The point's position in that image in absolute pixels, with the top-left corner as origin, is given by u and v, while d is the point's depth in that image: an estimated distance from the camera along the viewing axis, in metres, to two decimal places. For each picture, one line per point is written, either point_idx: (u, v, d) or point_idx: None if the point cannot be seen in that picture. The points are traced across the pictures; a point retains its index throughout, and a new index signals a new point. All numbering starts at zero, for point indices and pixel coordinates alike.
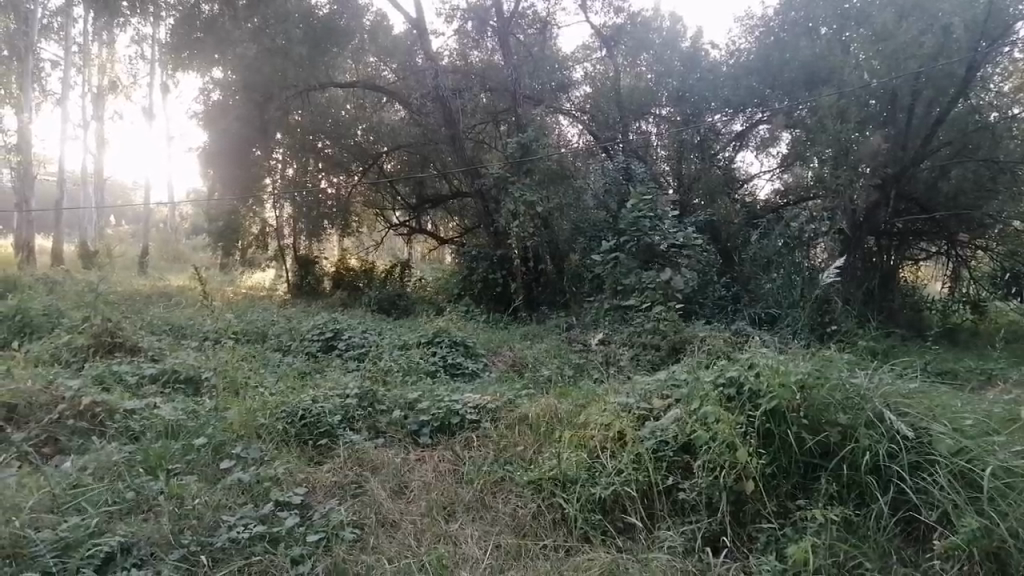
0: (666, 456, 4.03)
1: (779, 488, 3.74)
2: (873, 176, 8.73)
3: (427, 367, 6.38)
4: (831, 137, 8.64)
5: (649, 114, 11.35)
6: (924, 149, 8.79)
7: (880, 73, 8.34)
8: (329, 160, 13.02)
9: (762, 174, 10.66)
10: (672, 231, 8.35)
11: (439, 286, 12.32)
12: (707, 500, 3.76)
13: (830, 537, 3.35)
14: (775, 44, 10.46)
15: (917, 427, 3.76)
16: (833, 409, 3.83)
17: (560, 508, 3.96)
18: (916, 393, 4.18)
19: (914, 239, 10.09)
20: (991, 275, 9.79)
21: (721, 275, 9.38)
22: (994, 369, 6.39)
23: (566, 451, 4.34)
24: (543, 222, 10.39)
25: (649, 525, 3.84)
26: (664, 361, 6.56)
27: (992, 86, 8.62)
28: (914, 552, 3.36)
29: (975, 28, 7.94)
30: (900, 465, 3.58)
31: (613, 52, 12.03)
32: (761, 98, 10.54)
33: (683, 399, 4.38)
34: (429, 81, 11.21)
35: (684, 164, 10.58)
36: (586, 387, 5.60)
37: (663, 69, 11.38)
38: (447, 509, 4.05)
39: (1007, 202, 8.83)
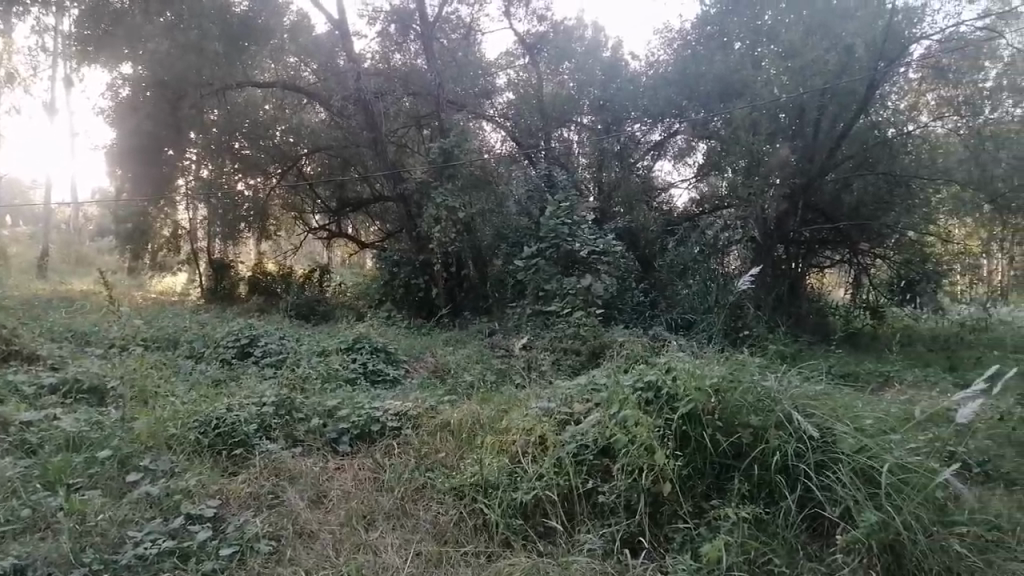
0: (586, 460, 4.09)
1: (695, 488, 3.87)
2: (783, 187, 9.07)
3: (347, 374, 6.27)
4: (744, 148, 8.94)
5: (572, 121, 11.54)
6: (829, 161, 9.08)
7: (788, 87, 8.74)
8: (245, 161, 12.57)
9: (679, 182, 10.88)
10: (592, 238, 8.49)
11: (359, 291, 12.16)
12: (626, 502, 3.84)
13: (742, 535, 3.49)
14: (691, 56, 10.36)
15: (822, 427, 3.95)
16: (745, 411, 4.00)
17: (482, 514, 3.97)
18: (822, 395, 4.40)
19: (819, 247, 10.52)
20: (889, 282, 10.33)
21: (640, 281, 9.55)
22: (891, 371, 6.77)
23: (488, 457, 4.34)
24: (466, 227, 10.40)
25: (569, 528, 3.89)
26: (584, 365, 6.68)
27: (890, 102, 9.10)
28: (818, 547, 3.54)
29: (875, 48, 8.32)
30: (807, 463, 3.74)
31: (537, 60, 12.22)
32: (678, 108, 10.56)
33: (603, 403, 4.47)
34: (351, 83, 11.11)
35: (603, 173, 10.72)
36: (508, 392, 5.66)
37: (585, 79, 11.42)
38: (366, 518, 4.00)
39: (903, 214, 9.46)
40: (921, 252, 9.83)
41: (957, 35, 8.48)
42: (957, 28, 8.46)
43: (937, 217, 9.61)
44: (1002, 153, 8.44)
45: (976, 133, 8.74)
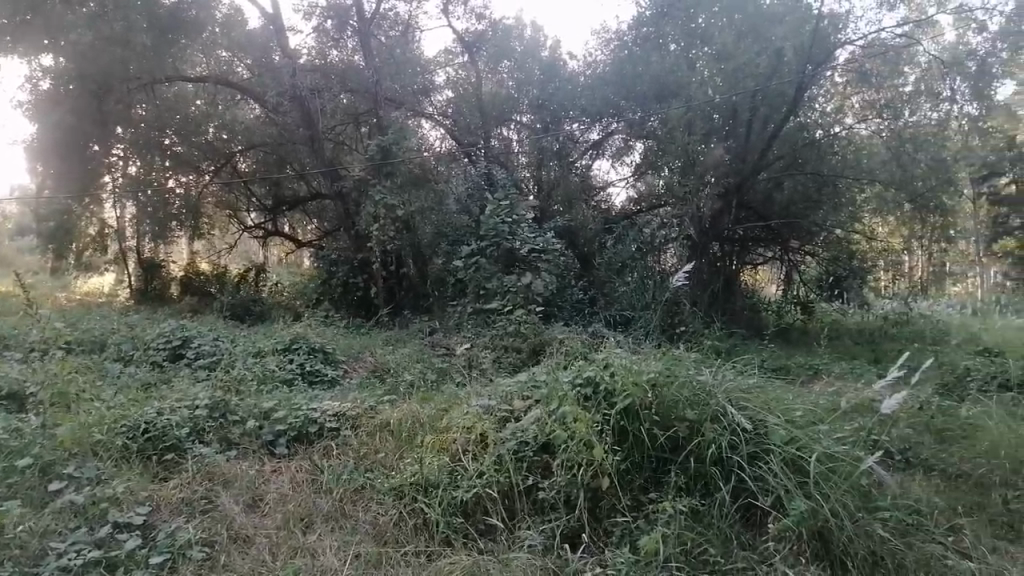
0: (526, 456, 4.11)
1: (633, 482, 3.95)
2: (717, 186, 9.25)
3: (283, 375, 6.15)
4: (679, 148, 9.09)
5: (512, 120, 11.67)
6: (760, 162, 9.31)
7: (722, 89, 8.92)
8: (177, 158, 12.11)
9: (617, 181, 10.98)
10: (532, 237, 8.54)
11: (296, 290, 11.93)
12: (566, 497, 3.88)
13: (679, 527, 3.57)
14: (627, 57, 10.32)
15: (755, 419, 4.08)
16: (681, 405, 4.09)
17: (422, 514, 3.95)
18: (754, 388, 4.55)
19: (752, 245, 10.74)
20: (817, 279, 10.71)
21: (579, 279, 9.62)
22: (820, 364, 7.01)
23: (428, 456, 4.32)
24: (405, 224, 10.26)
25: (510, 524, 3.90)
26: (524, 363, 6.71)
27: (817, 106, 9.40)
28: (752, 536, 3.66)
29: (803, 52, 8.59)
30: (740, 455, 3.85)
31: (476, 58, 12.07)
32: (615, 107, 10.55)
33: (542, 400, 4.49)
34: (285, 79, 10.88)
35: (544, 172, 10.91)
36: (449, 391, 5.65)
37: (524, 77, 11.51)
38: (304, 521, 3.93)
39: (831, 212, 9.88)
40: (847, 250, 10.40)
41: (879, 40, 8.86)
42: (878, 33, 8.84)
43: (863, 215, 10.07)
44: (920, 154, 9.06)
45: (897, 135, 9.22)
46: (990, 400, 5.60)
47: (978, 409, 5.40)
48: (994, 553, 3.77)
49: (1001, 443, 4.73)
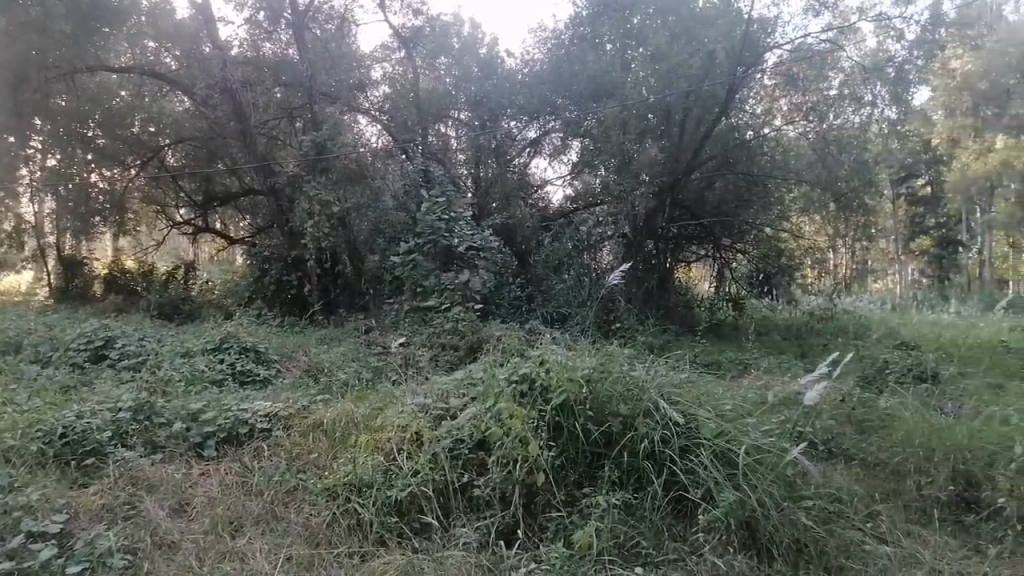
0: (461, 454, 4.11)
1: (568, 478, 4.00)
2: (650, 184, 9.40)
3: (213, 376, 5.99)
4: (614, 147, 9.27)
5: (449, 117, 11.58)
6: (694, 161, 9.53)
7: (655, 89, 9.03)
8: (101, 151, 11.66)
9: (555, 179, 11.02)
10: (470, 234, 8.54)
11: (227, 289, 11.66)
12: (501, 494, 3.88)
13: (612, 520, 3.63)
14: (563, 56, 10.37)
15: (686, 413, 4.18)
16: (615, 401, 4.16)
17: (356, 513, 3.89)
18: (685, 383, 4.67)
19: (685, 242, 10.89)
20: (748, 275, 10.90)
21: (516, 277, 9.64)
22: (749, 359, 7.21)
23: (362, 456, 4.27)
24: (341, 221, 10.12)
25: (445, 522, 3.88)
26: (462, 361, 6.70)
27: (748, 107, 9.69)
28: (682, 528, 3.74)
29: (734, 55, 8.82)
30: (672, 448, 3.93)
31: (413, 54, 11.86)
32: (552, 106, 10.61)
33: (478, 397, 4.50)
34: (215, 71, 10.59)
35: (481, 169, 10.87)
36: (383, 389, 5.59)
37: (461, 74, 11.44)
38: (233, 524, 3.84)
39: (761, 210, 10.14)
40: (776, 248, 10.58)
41: (805, 45, 9.17)
42: (805, 39, 9.14)
43: (790, 214, 10.39)
44: (844, 156, 9.55)
45: (822, 137, 9.66)
46: (906, 392, 5.86)
47: (895, 400, 5.64)
48: (908, 537, 3.96)
49: (916, 433, 4.90)
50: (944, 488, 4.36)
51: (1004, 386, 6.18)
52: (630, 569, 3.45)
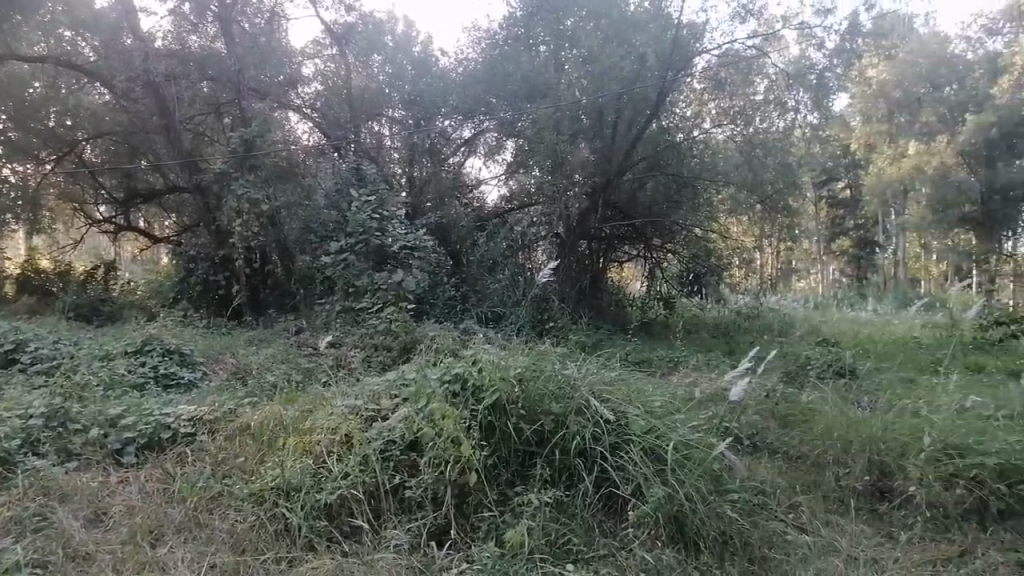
0: (392, 455, 4.07)
1: (500, 477, 4.01)
2: (584, 185, 9.43)
3: (134, 380, 5.77)
4: (548, 148, 9.22)
5: (383, 115, 11.38)
6: (625, 162, 9.67)
7: (588, 90, 9.12)
8: (11, 145, 11.00)
9: (489, 179, 11.00)
10: (403, 234, 8.46)
11: (151, 289, 11.33)
12: (433, 494, 3.86)
13: (543, 518, 3.66)
14: (498, 57, 10.34)
15: (616, 411, 4.27)
16: (547, 399, 4.22)
17: (284, 518, 3.80)
18: (616, 382, 4.76)
19: (617, 243, 11.01)
20: (678, 275, 11.09)
21: (450, 276, 9.59)
22: (679, 356, 7.38)
23: (290, 459, 4.18)
24: (270, 219, 9.91)
25: (376, 525, 3.83)
26: (395, 361, 6.63)
27: (678, 110, 9.84)
28: (613, 524, 3.80)
29: (663, 58, 9.01)
30: (603, 446, 4.01)
31: (346, 51, 11.73)
32: (487, 106, 10.52)
33: (410, 398, 4.46)
34: (136, 64, 10.17)
35: (415, 169, 10.67)
36: (313, 391, 5.49)
37: (395, 71, 11.35)
38: (154, 533, 3.70)
39: (690, 211, 10.26)
40: (705, 248, 10.80)
41: (732, 51, 9.40)
42: (732, 44, 9.36)
43: (719, 214, 10.63)
44: (769, 159, 10.00)
45: (749, 140, 9.99)
46: (826, 387, 6.07)
47: (816, 395, 5.84)
48: (827, 526, 4.11)
49: (835, 427, 5.06)
50: (861, 478, 4.54)
51: (915, 380, 6.49)
52: (561, 566, 3.48)
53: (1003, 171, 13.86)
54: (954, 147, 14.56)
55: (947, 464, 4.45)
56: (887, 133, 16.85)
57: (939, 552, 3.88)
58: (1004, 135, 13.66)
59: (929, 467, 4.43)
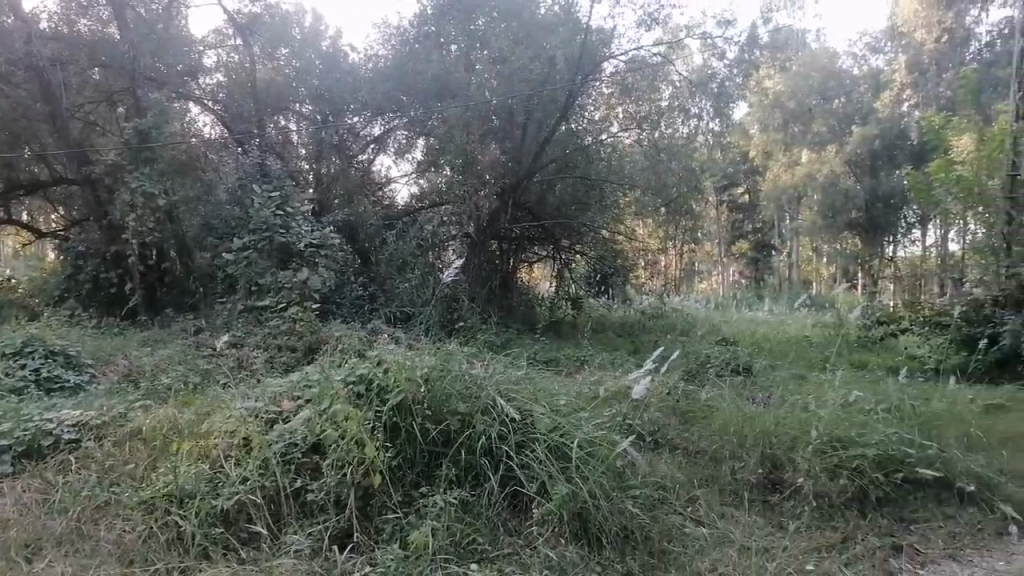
0: (294, 458, 3.96)
1: (404, 477, 3.97)
2: (493, 185, 9.49)
3: (12, 384, 5.40)
4: (458, 148, 9.15)
5: (290, 109, 10.99)
6: (535, 164, 9.77)
7: (497, 90, 9.14)
8: None
9: (399, 177, 10.87)
10: (309, 232, 8.27)
11: (35, 287, 10.63)
12: (335, 498, 3.78)
13: (448, 518, 3.65)
14: (408, 54, 10.08)
15: (522, 410, 4.33)
16: (453, 399, 4.22)
17: (176, 526, 3.63)
18: (522, 381, 4.83)
19: (527, 244, 11.07)
20: (586, 276, 11.32)
21: (358, 275, 9.41)
22: (585, 355, 7.50)
23: (184, 465, 3.99)
24: (167, 215, 9.44)
25: (275, 530, 3.71)
26: (299, 362, 6.48)
27: (587, 114, 10.04)
28: (517, 522, 3.83)
29: (574, 62, 9.24)
30: (508, 445, 4.05)
31: (250, 42, 11.31)
32: (398, 104, 10.24)
33: (312, 400, 4.35)
34: (17, 46, 9.63)
35: (323, 166, 10.35)
36: (212, 393, 5.29)
37: (302, 66, 10.94)
38: (31, 547, 3.48)
39: (598, 213, 10.58)
40: (611, 250, 11.09)
41: (638, 57, 9.73)
42: (638, 51, 9.68)
43: (625, 217, 10.92)
44: (672, 162, 10.20)
45: (654, 145, 10.17)
46: (724, 384, 6.31)
47: (714, 392, 6.05)
48: (722, 518, 4.27)
49: (731, 422, 5.26)
50: (754, 471, 4.73)
51: (806, 376, 6.84)
52: (465, 566, 3.48)
53: (886, 180, 15.25)
54: (843, 156, 15.74)
55: (832, 456, 4.71)
56: (783, 141, 17.46)
57: (824, 540, 4.10)
58: (885, 147, 14.96)
59: (816, 459, 4.67)
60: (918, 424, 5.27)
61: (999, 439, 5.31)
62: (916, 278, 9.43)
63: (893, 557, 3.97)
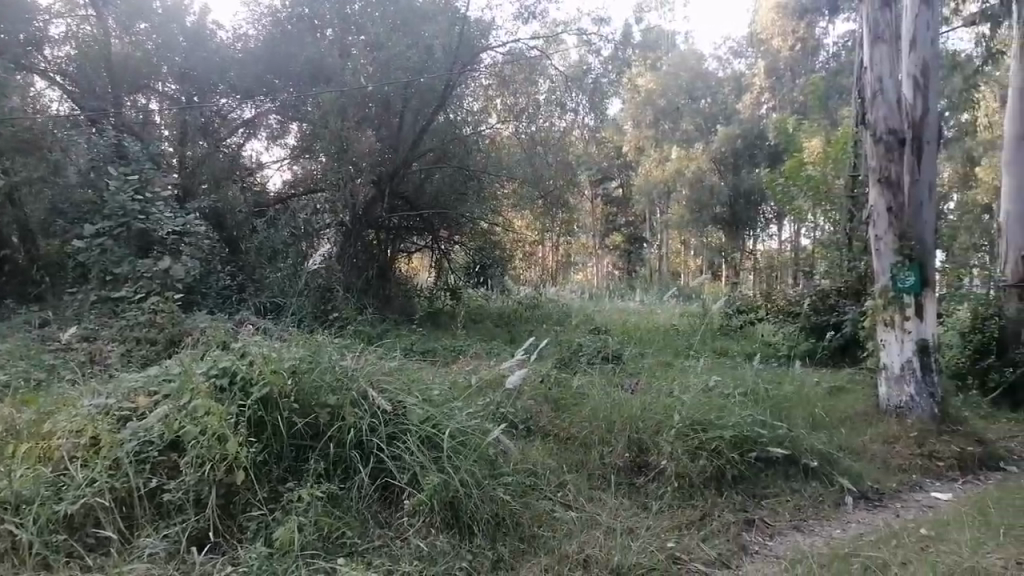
0: (149, 457, 3.70)
1: (270, 474, 3.83)
2: (369, 175, 9.18)
3: None
4: (332, 133, 8.81)
5: (151, 89, 9.86)
6: (412, 153, 9.67)
7: (373, 77, 8.97)
8: None
9: (270, 163, 10.44)
10: (172, 218, 7.81)
11: None
12: (194, 497, 3.59)
13: (316, 513, 3.56)
14: (282, 36, 9.77)
15: (394, 401, 4.28)
16: (323, 392, 4.12)
17: (12, 536, 3.32)
18: (395, 371, 4.80)
19: (405, 233, 10.85)
20: (465, 267, 11.32)
21: (225, 264, 8.96)
22: (461, 346, 7.48)
23: (20, 469, 3.64)
24: (9, 198, 8.62)
25: (127, 534, 3.48)
26: (160, 355, 6.12)
27: (465, 104, 10.00)
28: (388, 514, 3.79)
29: (450, 51, 9.28)
30: (379, 437, 4.01)
31: (106, 13, 9.72)
32: (269, 87, 9.95)
33: (170, 395, 4.07)
34: None
35: (187, 148, 9.50)
36: (56, 392, 4.88)
37: (164, 41, 9.76)
38: None
39: (477, 202, 10.53)
40: (491, 241, 11.18)
41: (516, 49, 9.85)
42: (515, 44, 9.79)
43: (503, 209, 11.06)
44: (551, 156, 10.69)
45: (533, 139, 10.57)
46: (595, 371, 6.52)
47: (585, 379, 6.26)
48: (590, 501, 4.40)
49: (601, 410, 5.35)
50: (622, 455, 4.89)
51: (671, 363, 7.17)
52: (333, 561, 3.40)
53: (745, 177, 16.48)
54: (709, 154, 16.64)
55: (693, 438, 4.92)
56: (654, 138, 17.85)
57: (684, 517, 4.31)
58: (747, 146, 16.24)
59: (679, 441, 4.87)
60: (771, 406, 5.63)
61: (838, 418, 5.81)
62: (771, 270, 10.08)
63: (745, 531, 4.25)
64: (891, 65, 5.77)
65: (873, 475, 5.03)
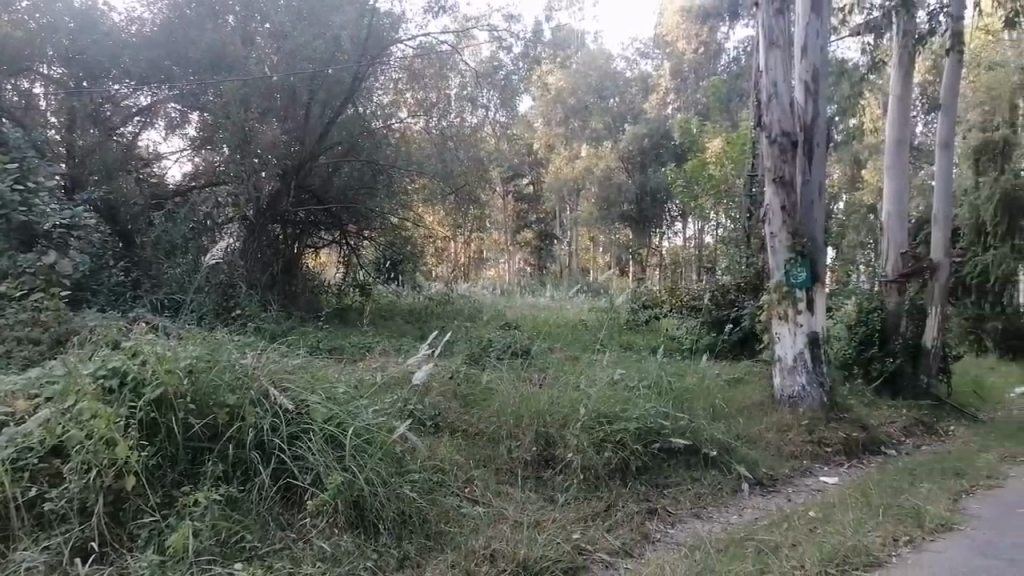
0: (27, 465, 3.42)
1: (164, 478, 3.66)
2: (274, 168, 9.05)
3: None
4: (233, 125, 8.46)
5: (31, 71, 8.77)
6: (319, 145, 9.43)
7: (278, 68, 8.76)
8: None
9: (169, 154, 9.98)
10: (59, 210, 7.28)
11: None
12: (79, 505, 3.36)
13: (214, 518, 3.42)
14: (179, 21, 9.22)
15: (297, 400, 4.18)
16: (221, 391, 3.97)
17: None
18: (298, 369, 4.68)
19: (312, 228, 10.65)
20: (375, 262, 11.22)
21: (119, 259, 8.50)
22: (370, 343, 7.37)
23: None
24: None
25: (2, 549, 3.22)
26: (43, 356, 5.74)
27: (374, 97, 9.90)
28: (290, 515, 3.70)
29: (358, 42, 9.07)
30: (281, 437, 3.90)
31: None
32: (166, 74, 9.34)
33: (53, 398, 3.80)
34: None
35: (76, 135, 8.86)
36: None
37: (49, 22, 8.74)
38: None
39: (385, 196, 10.39)
40: (401, 237, 11.10)
41: (426, 43, 9.79)
42: (426, 37, 9.74)
43: (414, 204, 10.95)
44: (461, 152, 10.69)
45: (443, 133, 10.58)
46: (503, 367, 6.54)
47: (494, 374, 6.26)
48: (497, 495, 4.42)
49: (508, 406, 5.33)
50: (529, 449, 4.92)
51: (579, 357, 7.26)
52: (231, 566, 3.27)
53: (652, 175, 17.05)
54: (618, 152, 17.04)
55: (599, 430, 4.99)
56: (564, 136, 18.03)
57: (590, 509, 4.37)
58: (653, 145, 16.92)
59: (585, 434, 4.94)
60: (674, 398, 5.77)
61: (737, 409, 6.03)
62: (675, 266, 10.38)
63: (648, 520, 4.36)
64: (783, 70, 6.06)
65: (769, 463, 5.28)
